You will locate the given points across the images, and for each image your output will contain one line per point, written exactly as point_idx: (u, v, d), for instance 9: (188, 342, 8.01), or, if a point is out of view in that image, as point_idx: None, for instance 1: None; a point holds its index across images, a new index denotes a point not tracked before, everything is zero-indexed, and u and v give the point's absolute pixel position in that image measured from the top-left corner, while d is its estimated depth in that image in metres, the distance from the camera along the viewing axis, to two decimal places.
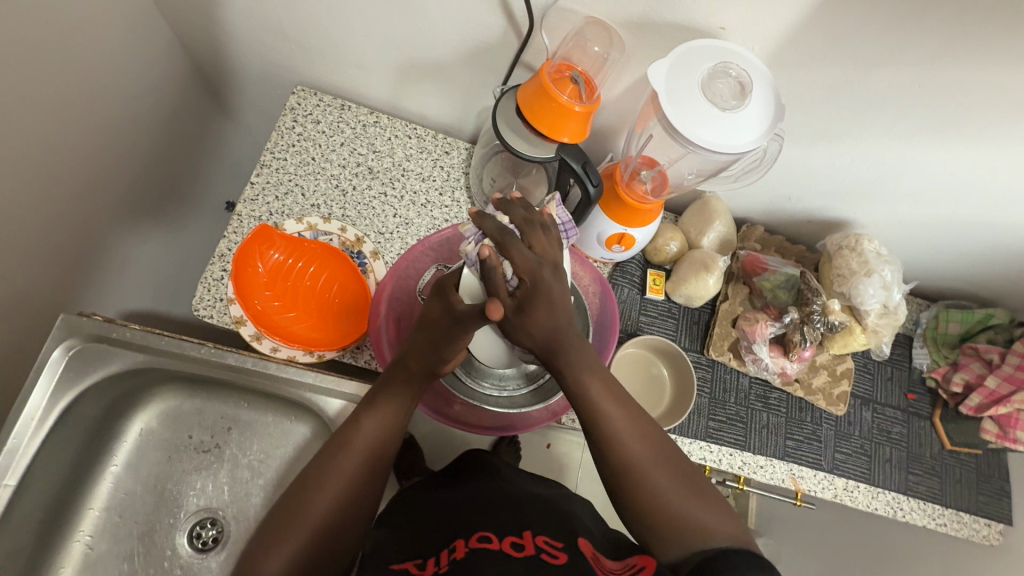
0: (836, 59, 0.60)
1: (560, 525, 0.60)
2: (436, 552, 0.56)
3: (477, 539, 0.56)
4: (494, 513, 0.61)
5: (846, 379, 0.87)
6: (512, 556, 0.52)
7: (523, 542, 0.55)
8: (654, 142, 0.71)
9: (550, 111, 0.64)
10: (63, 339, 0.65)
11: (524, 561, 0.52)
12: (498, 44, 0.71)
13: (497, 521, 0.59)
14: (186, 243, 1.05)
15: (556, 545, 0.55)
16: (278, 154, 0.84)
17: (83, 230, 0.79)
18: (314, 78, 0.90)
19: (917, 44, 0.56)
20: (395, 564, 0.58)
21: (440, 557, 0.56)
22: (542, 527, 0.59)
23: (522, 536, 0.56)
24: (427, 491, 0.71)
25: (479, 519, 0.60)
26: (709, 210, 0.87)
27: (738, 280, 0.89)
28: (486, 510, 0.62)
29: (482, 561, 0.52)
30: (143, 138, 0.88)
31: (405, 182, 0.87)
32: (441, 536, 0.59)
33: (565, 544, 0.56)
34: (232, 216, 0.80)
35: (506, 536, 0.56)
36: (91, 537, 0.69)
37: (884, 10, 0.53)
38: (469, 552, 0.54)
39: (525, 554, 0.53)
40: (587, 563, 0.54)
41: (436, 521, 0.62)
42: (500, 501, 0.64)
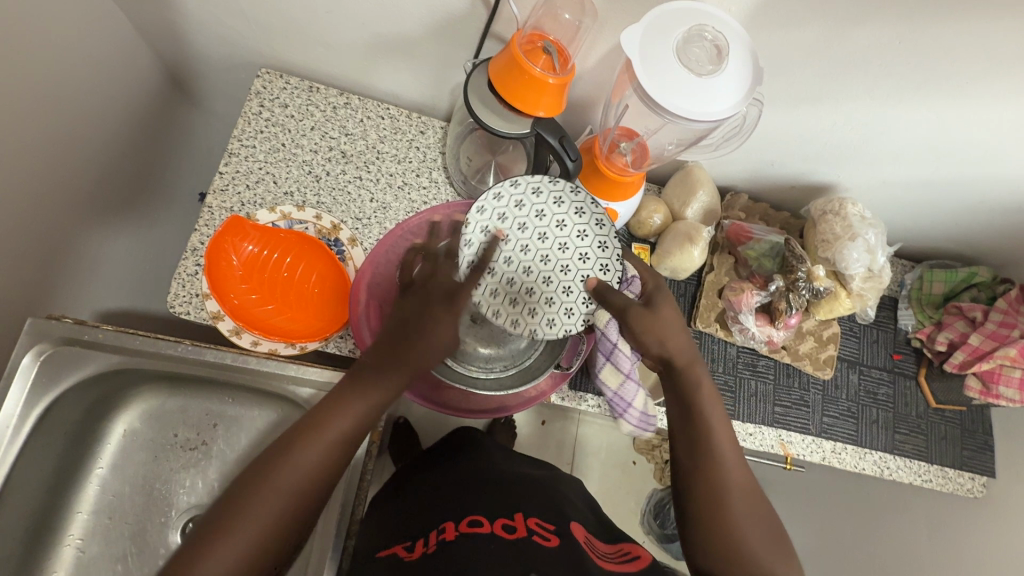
0: (816, 19, 0.58)
1: (551, 508, 0.60)
2: (424, 535, 0.57)
3: (467, 523, 0.56)
4: (484, 498, 0.61)
5: (832, 344, 0.88)
6: (502, 539, 0.52)
7: (514, 524, 0.55)
8: (630, 111, 0.70)
9: (523, 84, 0.61)
10: (33, 344, 0.62)
11: (514, 543, 0.52)
12: (468, 17, 0.68)
13: (488, 507, 0.59)
14: (160, 238, 1.02)
15: (548, 529, 0.55)
16: (246, 141, 0.81)
17: (48, 230, 0.76)
18: (281, 61, 0.86)
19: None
20: (383, 551, 0.57)
21: (428, 538, 0.56)
22: (534, 509, 0.59)
23: (513, 519, 0.56)
24: (420, 479, 0.71)
25: (471, 504, 0.60)
26: (692, 180, 0.86)
27: (724, 250, 0.89)
28: (478, 496, 0.62)
29: (471, 543, 0.52)
30: (107, 132, 0.84)
31: (380, 164, 0.84)
32: (432, 520, 0.59)
33: (557, 527, 0.56)
34: (203, 208, 0.78)
35: (497, 519, 0.56)
36: (81, 540, 0.68)
37: None
38: (460, 536, 0.53)
39: (516, 536, 0.53)
40: (580, 548, 0.53)
41: (428, 507, 0.63)
42: (496, 488, 0.63)
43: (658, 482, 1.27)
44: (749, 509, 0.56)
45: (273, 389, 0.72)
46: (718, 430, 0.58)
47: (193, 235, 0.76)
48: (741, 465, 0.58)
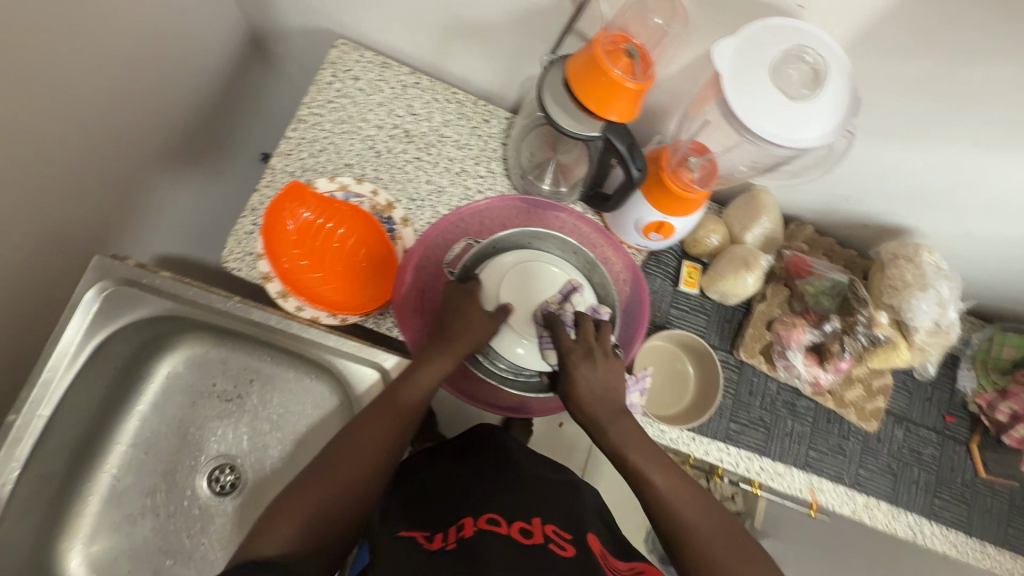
0: (928, 51, 0.54)
1: (570, 517, 0.59)
2: (444, 526, 0.57)
3: (485, 520, 0.56)
4: (505, 495, 0.61)
5: (881, 396, 0.82)
6: (520, 543, 0.52)
7: (531, 528, 0.55)
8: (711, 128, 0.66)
9: (600, 87, 0.60)
10: (97, 280, 0.65)
11: (532, 549, 0.51)
12: (553, 9, 0.66)
13: (506, 507, 0.59)
14: (221, 191, 1.05)
15: (564, 538, 0.54)
16: (315, 109, 0.83)
17: (120, 170, 0.79)
18: (358, 33, 0.87)
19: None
20: (403, 530, 0.58)
21: (447, 532, 0.56)
22: (552, 517, 0.58)
23: (530, 523, 0.56)
24: (442, 466, 0.70)
25: (488, 501, 0.60)
26: (758, 205, 0.82)
27: (779, 281, 0.84)
28: (496, 493, 0.61)
29: (489, 542, 0.52)
30: (186, 85, 0.87)
31: (441, 148, 0.84)
32: (451, 513, 0.59)
33: (573, 538, 0.55)
34: (266, 169, 0.80)
35: (515, 522, 0.56)
36: (117, 469, 0.72)
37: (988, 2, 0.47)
38: (478, 533, 0.53)
39: (534, 541, 0.53)
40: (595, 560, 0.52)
41: (445, 498, 0.63)
42: (513, 481, 0.65)
43: None
44: (720, 539, 0.54)
45: (309, 355, 0.72)
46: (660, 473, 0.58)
47: (254, 195, 0.77)
48: (699, 504, 0.57)
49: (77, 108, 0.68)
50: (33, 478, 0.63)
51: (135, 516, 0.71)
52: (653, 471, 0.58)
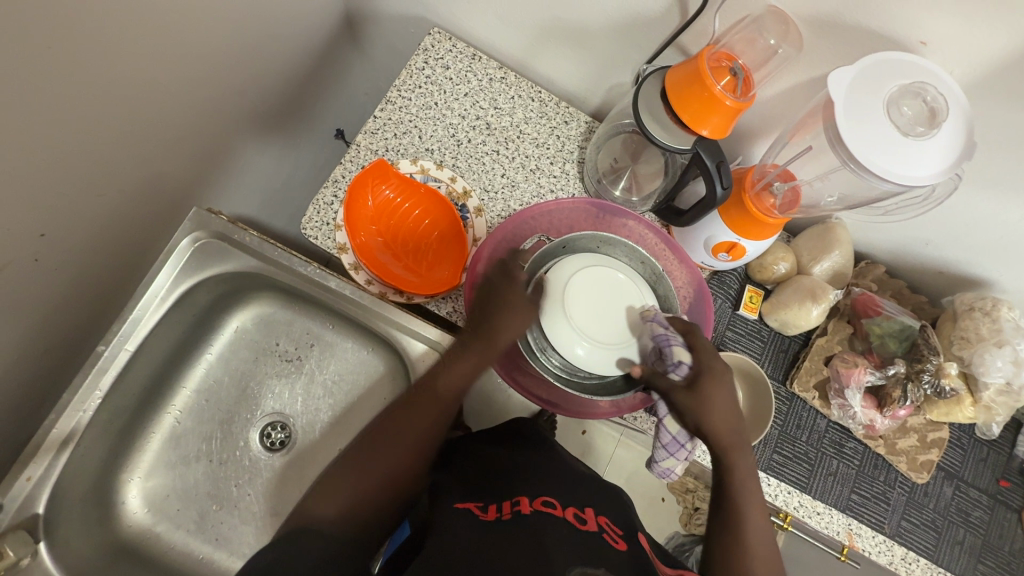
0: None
1: (618, 513, 0.61)
2: (498, 499, 0.59)
3: (541, 502, 0.58)
4: (555, 481, 0.63)
5: (935, 449, 0.80)
6: (576, 528, 0.54)
7: (585, 517, 0.57)
8: (810, 155, 0.66)
9: (699, 100, 0.60)
10: (192, 230, 0.68)
11: (588, 536, 0.54)
12: (657, 20, 0.67)
13: (559, 491, 0.61)
14: (296, 161, 1.09)
15: (616, 532, 0.57)
16: (404, 93, 0.85)
17: (214, 130, 0.83)
18: (453, 23, 0.89)
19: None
20: (458, 503, 0.59)
21: (501, 505, 0.58)
22: (602, 509, 0.61)
23: (584, 512, 0.58)
24: (483, 442, 0.72)
25: (542, 483, 0.62)
26: (832, 238, 0.81)
27: (842, 317, 0.83)
28: (545, 477, 0.63)
29: (546, 523, 0.54)
30: (283, 55, 0.91)
31: (519, 144, 0.86)
32: (503, 488, 0.61)
33: (625, 533, 0.58)
34: (352, 145, 0.83)
35: (569, 507, 0.58)
36: (180, 412, 0.75)
37: None
38: (535, 512, 0.56)
39: (589, 529, 0.55)
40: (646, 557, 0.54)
41: (493, 471, 0.65)
42: (563, 469, 0.67)
43: (682, 526, 1.14)
44: None
45: (376, 329, 0.75)
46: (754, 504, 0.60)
47: (338, 168, 0.80)
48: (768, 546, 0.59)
49: (189, 66, 0.72)
50: (110, 408, 0.66)
51: (190, 459, 0.74)
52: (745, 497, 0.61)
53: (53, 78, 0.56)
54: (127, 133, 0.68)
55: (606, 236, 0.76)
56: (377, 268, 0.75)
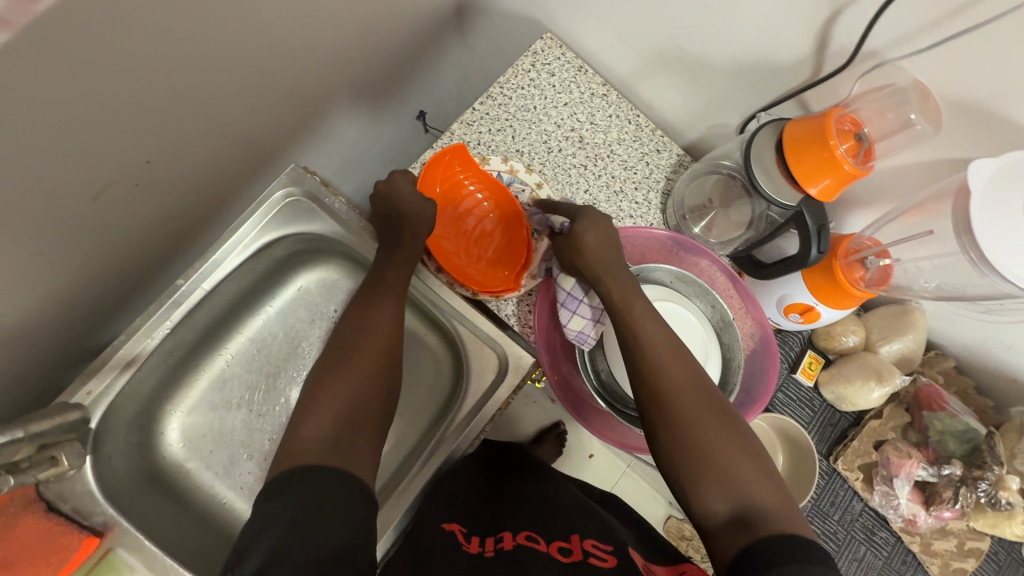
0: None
1: (605, 530, 0.61)
2: (484, 534, 0.62)
3: (524, 537, 0.60)
4: (546, 516, 0.64)
5: (972, 558, 0.77)
6: (557, 560, 0.55)
7: (570, 546, 0.57)
8: (928, 239, 0.63)
9: (819, 159, 0.59)
10: (287, 185, 0.69)
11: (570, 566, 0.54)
12: (786, 70, 0.66)
13: (543, 523, 0.63)
14: (377, 134, 1.10)
15: (606, 549, 0.57)
16: (506, 91, 0.85)
17: (314, 89, 0.84)
18: (566, 31, 0.89)
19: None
20: (444, 523, 0.63)
21: (486, 540, 0.61)
22: (589, 531, 0.61)
23: (569, 540, 0.59)
24: (496, 479, 0.74)
25: (528, 518, 0.64)
26: (907, 321, 0.78)
27: (901, 404, 0.81)
28: (540, 513, 0.65)
29: (527, 559, 0.56)
30: (393, 30, 0.91)
31: (608, 163, 0.85)
32: (491, 524, 0.64)
33: (613, 549, 0.57)
34: (446, 132, 0.84)
35: (553, 540, 0.59)
36: (232, 356, 0.77)
37: None
38: (516, 547, 0.58)
39: (572, 559, 0.56)
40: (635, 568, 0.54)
41: (499, 506, 0.68)
42: (550, 502, 0.68)
43: None
44: (716, 426, 0.53)
45: (440, 317, 0.77)
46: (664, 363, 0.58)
47: (429, 152, 0.81)
48: (694, 394, 0.56)
49: (313, 26, 0.73)
50: (174, 339, 0.68)
51: (231, 405, 0.75)
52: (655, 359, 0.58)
53: (203, 17, 0.58)
54: (244, 79, 0.69)
55: (685, 274, 0.76)
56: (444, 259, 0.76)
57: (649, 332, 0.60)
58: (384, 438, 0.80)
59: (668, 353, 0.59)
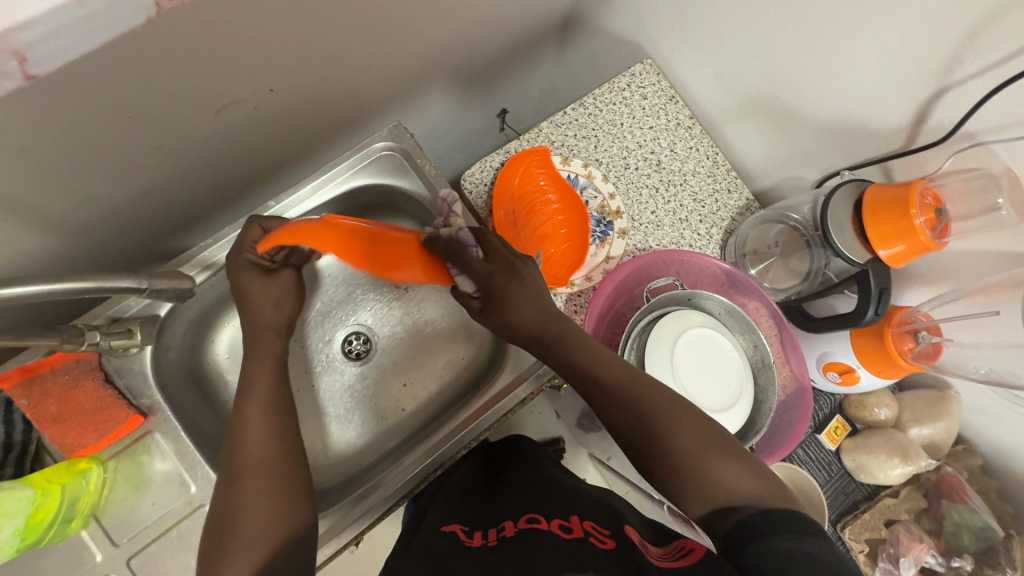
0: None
1: (608, 515, 0.62)
2: (484, 528, 0.62)
3: (525, 521, 0.61)
4: (547, 497, 0.66)
5: None
6: (559, 536, 0.56)
7: (571, 525, 0.58)
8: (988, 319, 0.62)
9: (896, 223, 0.61)
10: (387, 140, 0.74)
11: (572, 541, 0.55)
12: (880, 137, 0.68)
13: (546, 509, 0.63)
14: (458, 119, 1.14)
15: (603, 532, 0.57)
16: (598, 102, 0.89)
17: (423, 62, 0.89)
18: (666, 61, 0.93)
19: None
20: (445, 525, 0.63)
21: (487, 532, 0.62)
22: (592, 514, 0.61)
23: (570, 521, 0.59)
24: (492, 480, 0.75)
25: (529, 506, 0.65)
26: (943, 408, 0.78)
27: (919, 488, 0.80)
28: (541, 499, 0.66)
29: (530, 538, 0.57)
30: (505, 27, 0.96)
31: (679, 191, 0.88)
32: (492, 515, 0.65)
33: (613, 533, 0.57)
34: (533, 127, 0.88)
35: (555, 518, 0.60)
36: None
37: None
38: (520, 534, 0.59)
39: (573, 536, 0.56)
40: (632, 546, 0.54)
41: (496, 499, 0.69)
42: (551, 489, 0.69)
43: None
44: (680, 421, 0.55)
45: None
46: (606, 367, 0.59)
47: (516, 142, 0.85)
48: (649, 391, 0.58)
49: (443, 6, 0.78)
50: None
51: None
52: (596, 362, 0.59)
53: None
54: (371, 39, 0.74)
55: (735, 309, 0.77)
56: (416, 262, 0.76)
57: (584, 342, 0.60)
58: (409, 399, 0.82)
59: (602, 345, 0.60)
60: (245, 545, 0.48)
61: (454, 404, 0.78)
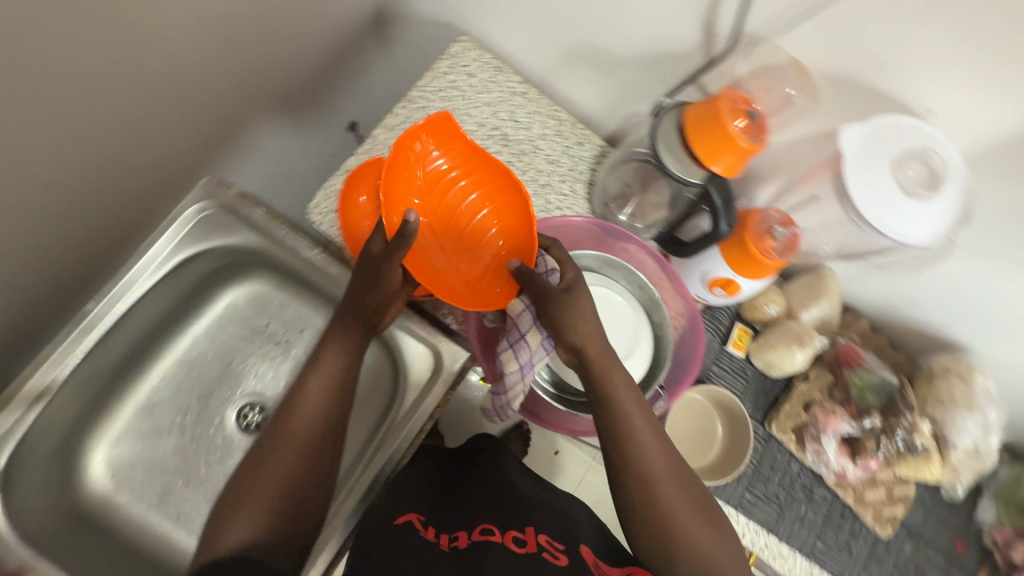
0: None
1: (563, 528, 0.65)
2: (450, 531, 0.64)
3: (480, 532, 0.63)
4: (501, 505, 0.67)
5: (901, 504, 0.82)
6: (515, 554, 0.59)
7: (525, 538, 0.62)
8: (814, 204, 0.68)
9: (716, 136, 0.63)
10: (201, 199, 0.68)
11: (527, 558, 0.59)
12: (685, 56, 0.69)
13: (500, 515, 0.66)
14: (306, 146, 1.08)
15: (557, 548, 0.61)
16: (426, 94, 0.87)
17: (229, 101, 0.83)
18: (483, 32, 0.91)
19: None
20: (396, 519, 0.63)
21: (443, 535, 0.63)
22: (545, 526, 0.65)
23: (524, 532, 0.63)
24: (452, 474, 0.75)
25: (483, 510, 0.67)
26: (822, 287, 0.83)
27: (824, 365, 0.85)
28: (500, 505, 0.68)
29: (481, 555, 0.59)
30: (308, 40, 0.91)
31: (533, 158, 0.87)
32: (446, 519, 0.66)
33: (565, 547, 0.61)
34: (368, 137, 0.84)
35: (508, 531, 0.63)
36: (157, 383, 0.74)
37: None
38: (471, 546, 0.60)
39: (527, 550, 0.60)
40: (584, 565, 0.59)
41: (456, 500, 0.70)
42: (509, 494, 0.70)
43: None
44: (682, 490, 0.58)
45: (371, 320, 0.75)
46: (632, 415, 0.57)
47: (353, 158, 0.81)
48: (663, 453, 0.58)
49: None
50: (91, 368, 0.65)
51: (161, 432, 0.73)
52: (621, 407, 0.57)
53: None
54: None
55: (608, 257, 0.78)
56: (420, 274, 0.63)
57: (631, 411, 0.57)
58: None
59: (637, 400, 0.58)
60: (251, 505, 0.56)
61: (370, 441, 0.75)
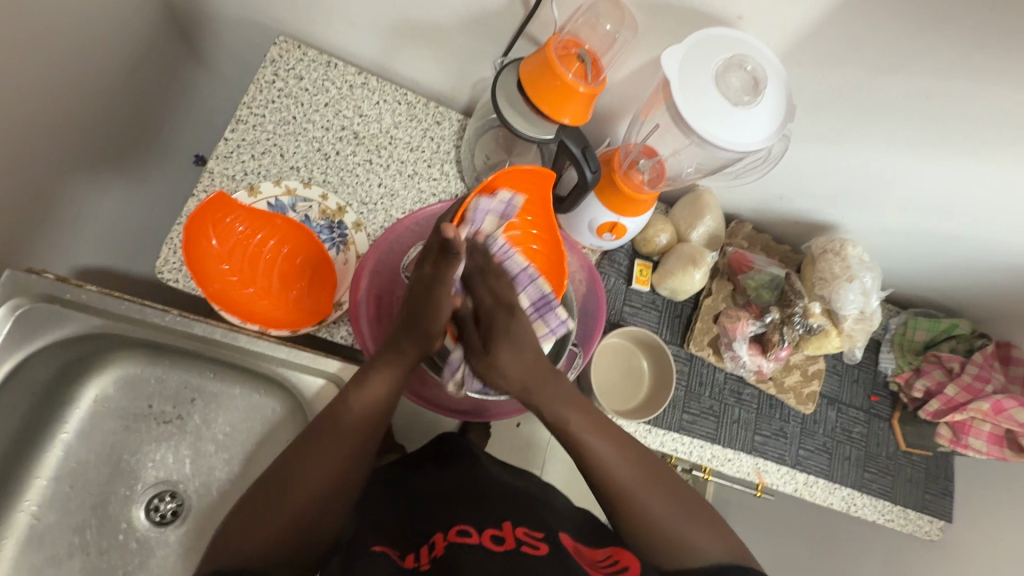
0: (861, 54, 0.58)
1: (539, 519, 0.61)
2: (416, 548, 0.57)
3: (455, 533, 0.56)
4: (473, 505, 0.62)
5: (816, 379, 0.88)
6: (492, 548, 0.53)
7: (503, 534, 0.56)
8: (659, 132, 0.70)
9: (553, 90, 0.61)
10: (9, 299, 0.62)
11: (506, 552, 0.53)
12: (506, 12, 0.67)
13: (475, 515, 0.60)
14: (151, 198, 0.97)
15: (536, 537, 0.56)
16: (255, 109, 0.79)
17: None
18: (301, 30, 0.83)
19: (956, 39, 0.54)
20: (374, 546, 0.57)
21: (420, 553, 0.56)
22: (522, 519, 0.60)
23: (501, 529, 0.57)
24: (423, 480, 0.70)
25: (454, 512, 0.61)
26: (702, 205, 0.86)
27: (723, 276, 0.90)
28: (474, 505, 0.63)
29: (459, 552, 0.52)
30: (110, 85, 0.80)
31: (393, 150, 0.82)
32: (419, 532, 0.60)
33: (544, 535, 0.57)
34: (203, 173, 0.75)
35: (486, 529, 0.57)
36: (38, 507, 0.67)
37: (905, 7, 0.52)
38: (449, 549, 0.53)
39: (506, 546, 0.54)
40: (566, 553, 0.54)
41: (428, 507, 0.64)
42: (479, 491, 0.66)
43: None
44: (654, 486, 0.56)
45: (259, 368, 0.70)
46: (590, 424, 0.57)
47: (190, 200, 0.73)
48: (629, 456, 0.57)
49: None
50: None
51: (62, 559, 0.66)
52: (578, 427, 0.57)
53: None
54: None
55: None
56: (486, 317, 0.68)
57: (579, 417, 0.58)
58: None
59: (580, 406, 0.58)
60: (267, 522, 0.51)
61: None
